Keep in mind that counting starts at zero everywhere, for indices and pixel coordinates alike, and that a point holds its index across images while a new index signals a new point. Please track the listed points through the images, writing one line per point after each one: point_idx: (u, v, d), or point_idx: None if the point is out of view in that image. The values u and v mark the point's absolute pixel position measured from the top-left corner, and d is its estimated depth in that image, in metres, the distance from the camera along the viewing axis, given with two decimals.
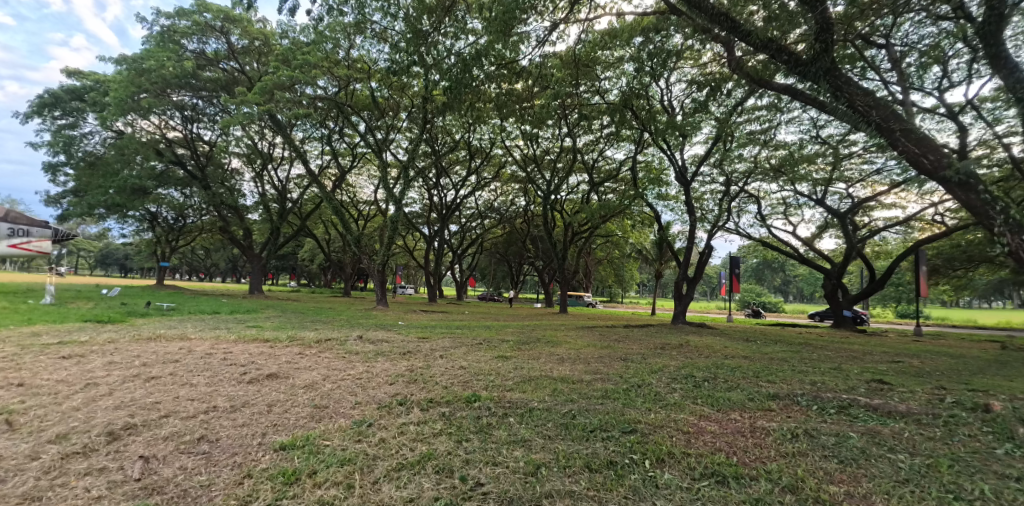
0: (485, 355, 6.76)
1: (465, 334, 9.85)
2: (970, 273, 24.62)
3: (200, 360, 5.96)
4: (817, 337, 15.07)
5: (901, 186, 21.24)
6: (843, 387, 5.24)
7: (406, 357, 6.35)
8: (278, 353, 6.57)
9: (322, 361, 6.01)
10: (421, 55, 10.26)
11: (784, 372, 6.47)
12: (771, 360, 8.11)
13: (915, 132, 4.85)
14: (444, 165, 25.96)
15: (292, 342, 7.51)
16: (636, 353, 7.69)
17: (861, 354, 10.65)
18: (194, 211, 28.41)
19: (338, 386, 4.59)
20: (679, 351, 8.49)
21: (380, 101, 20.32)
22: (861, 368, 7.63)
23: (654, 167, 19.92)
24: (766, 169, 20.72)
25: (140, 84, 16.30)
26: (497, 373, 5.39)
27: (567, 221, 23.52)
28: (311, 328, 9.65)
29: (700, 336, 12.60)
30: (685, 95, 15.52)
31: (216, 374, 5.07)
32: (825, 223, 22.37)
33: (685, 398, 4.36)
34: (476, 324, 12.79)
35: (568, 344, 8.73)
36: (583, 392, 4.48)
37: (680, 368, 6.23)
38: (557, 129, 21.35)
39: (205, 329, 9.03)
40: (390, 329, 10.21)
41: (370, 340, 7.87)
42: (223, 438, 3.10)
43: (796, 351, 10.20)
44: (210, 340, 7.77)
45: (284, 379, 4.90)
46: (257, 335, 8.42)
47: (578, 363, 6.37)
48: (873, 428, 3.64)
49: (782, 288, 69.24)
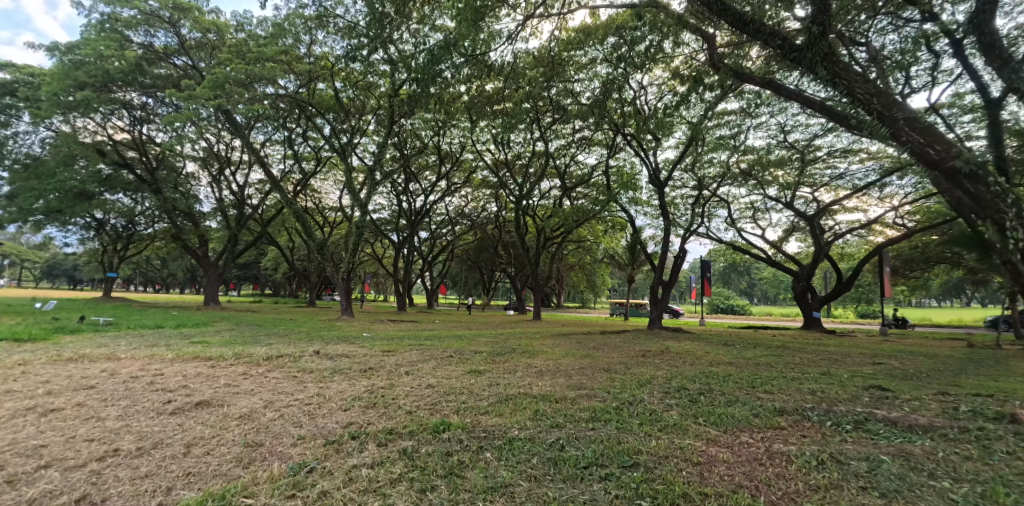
0: (456, 370, 6.10)
1: (435, 345, 9.17)
2: (928, 274, 25.40)
3: (122, 385, 5.11)
4: (792, 339, 14.95)
5: (863, 190, 21.73)
6: (847, 397, 4.85)
7: (368, 375, 5.64)
8: (218, 373, 5.74)
9: (268, 383, 5.25)
10: (383, 47, 9.64)
11: (778, 380, 6.04)
12: (757, 366, 7.75)
13: (919, 121, 4.54)
14: (413, 169, 25.19)
15: (237, 360, 6.67)
16: (618, 363, 7.19)
17: (839, 356, 10.50)
18: (144, 217, 26.66)
19: (283, 414, 3.89)
20: (662, 359, 8.04)
21: (346, 102, 19.43)
22: (850, 373, 7.29)
23: (626, 171, 19.71)
24: (736, 173, 20.79)
25: (79, 79, 15.01)
26: (469, 392, 4.76)
27: (540, 226, 23.04)
28: (265, 342, 8.78)
29: (678, 341, 12.26)
30: (658, 97, 15.32)
31: (132, 404, 4.25)
32: (793, 227, 22.63)
33: (684, 416, 3.85)
34: (446, 334, 12.08)
35: (546, 354, 8.18)
36: (569, 413, 3.88)
37: (668, 378, 5.73)
38: (529, 133, 20.94)
39: (141, 346, 8.06)
40: (353, 342, 9.43)
41: (328, 356, 7.10)
42: (111, 498, 2.40)
43: (777, 355, 9.94)
44: (142, 359, 6.83)
45: (217, 407, 4.15)
46: (200, 352, 7.52)
47: (559, 376, 5.80)
48: (903, 449, 3.19)
49: (747, 291, 70.85)
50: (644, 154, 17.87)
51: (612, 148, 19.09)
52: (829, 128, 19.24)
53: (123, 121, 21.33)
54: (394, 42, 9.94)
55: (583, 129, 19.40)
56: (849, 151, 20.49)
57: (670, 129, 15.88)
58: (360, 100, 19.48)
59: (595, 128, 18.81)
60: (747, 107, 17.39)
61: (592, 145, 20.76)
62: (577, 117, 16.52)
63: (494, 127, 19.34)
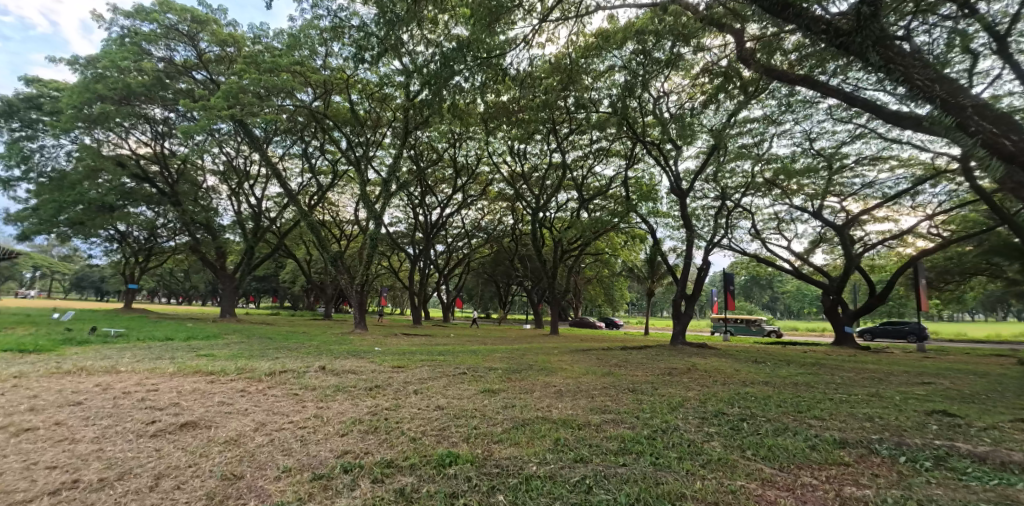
0: (468, 389, 5.64)
1: (448, 361, 8.71)
2: (965, 287, 24.17)
3: (110, 403, 4.75)
4: (825, 356, 14.12)
5: (894, 199, 20.89)
6: (911, 425, 4.26)
7: (373, 394, 5.22)
8: (215, 390, 5.37)
9: (265, 401, 4.84)
10: (394, 53, 9.41)
11: (826, 404, 5.43)
12: (795, 386, 7.14)
13: (989, 108, 4.07)
14: (429, 182, 25.03)
15: (239, 376, 6.31)
16: (643, 382, 6.64)
17: (881, 374, 9.76)
18: (165, 229, 26.94)
19: (275, 439, 3.50)
20: (691, 378, 7.45)
21: (363, 115, 19.38)
22: (902, 394, 6.61)
23: (646, 182, 19.21)
24: (760, 183, 20.11)
25: (99, 92, 15.17)
26: (482, 415, 4.30)
27: (557, 238, 22.55)
28: (273, 356, 8.45)
29: (704, 358, 11.58)
30: (676, 106, 14.83)
31: (112, 425, 3.88)
32: (820, 238, 21.79)
33: (728, 448, 3.32)
34: (461, 349, 11.61)
35: (565, 371, 7.66)
36: (595, 444, 3.39)
37: (703, 401, 5.17)
38: (545, 144, 20.61)
39: (145, 360, 7.75)
40: (363, 357, 9.02)
41: (334, 372, 6.69)
42: None
43: (814, 373, 9.25)
44: (142, 373, 6.51)
45: (204, 430, 3.75)
46: (203, 366, 7.19)
47: (580, 396, 5.32)
48: (1005, 495, 2.63)
49: (770, 305, 69.08)
50: (664, 164, 17.33)
51: (631, 159, 18.61)
52: (857, 135, 18.52)
53: (146, 135, 21.69)
54: (405, 49, 9.72)
55: (601, 139, 19.02)
56: (878, 159, 19.72)
57: (692, 137, 15.38)
58: (376, 113, 19.42)
59: (614, 138, 18.37)
60: (770, 114, 16.81)
61: (609, 156, 20.35)
62: (595, 126, 16.15)
63: (511, 138, 19.05)
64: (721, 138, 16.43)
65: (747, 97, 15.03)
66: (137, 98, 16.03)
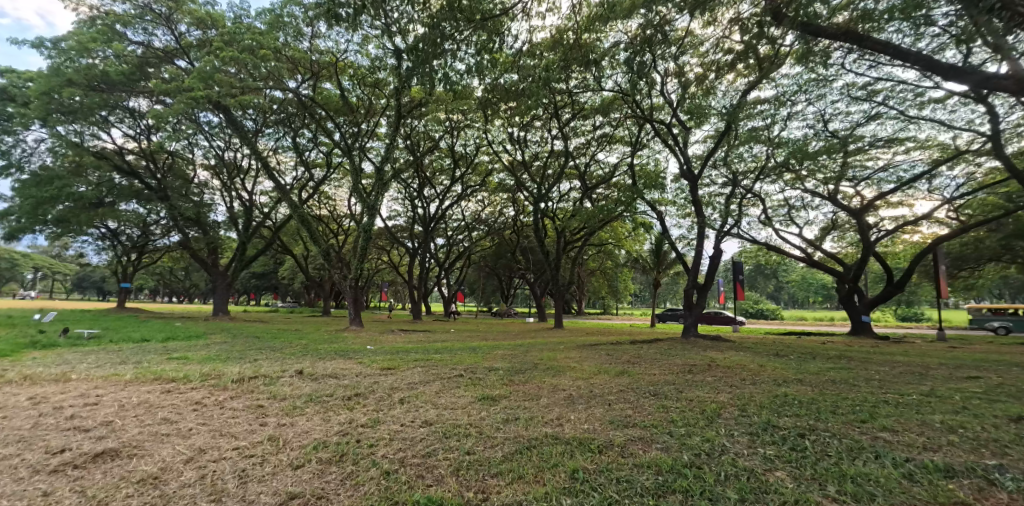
0: (464, 396, 4.84)
1: (443, 361, 7.91)
2: (982, 274, 23.35)
3: (28, 421, 3.94)
4: (846, 347, 13.33)
5: (912, 183, 20.06)
6: (1009, 438, 3.44)
7: (350, 406, 4.40)
8: (164, 403, 4.55)
9: (219, 415, 4.05)
10: (382, 23, 8.42)
11: (886, 409, 4.59)
12: (835, 385, 6.32)
13: None
14: (426, 173, 24.10)
15: (201, 383, 5.50)
16: (665, 384, 5.82)
17: (918, 368, 8.92)
18: (156, 225, 26.20)
19: (210, 475, 2.70)
20: (717, 377, 6.63)
21: (355, 103, 18.39)
22: (962, 393, 5.77)
23: (652, 169, 18.22)
24: (771, 167, 19.16)
25: (72, 78, 14.32)
26: (478, 433, 3.49)
27: (560, 228, 21.64)
28: (252, 358, 7.67)
29: (722, 351, 10.77)
30: (684, 86, 13.86)
31: (10, 456, 3.08)
32: (833, 224, 20.85)
33: (804, 483, 2.52)
34: (460, 346, 10.81)
35: (575, 371, 6.85)
36: (627, 479, 2.57)
37: (742, 408, 4.33)
38: (546, 131, 19.66)
39: (107, 365, 6.95)
40: (351, 357, 8.23)
41: (313, 376, 5.90)
42: None
43: (847, 368, 8.42)
44: (93, 382, 5.72)
45: (122, 463, 2.96)
46: (167, 371, 6.40)
47: (596, 404, 4.50)
48: None
49: (774, 295, 68.44)
50: (671, 147, 16.33)
51: (636, 145, 17.64)
52: (872, 116, 17.63)
53: (131, 128, 20.83)
54: (391, 21, 8.78)
55: (605, 124, 18.12)
56: (894, 141, 18.86)
57: (702, 117, 14.44)
58: (369, 100, 18.43)
59: (619, 122, 17.44)
60: (781, 95, 15.90)
61: (613, 143, 19.48)
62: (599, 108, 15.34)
63: (511, 120, 18.11)
64: (731, 119, 15.51)
65: (756, 75, 14.12)
66: (113, 85, 15.15)
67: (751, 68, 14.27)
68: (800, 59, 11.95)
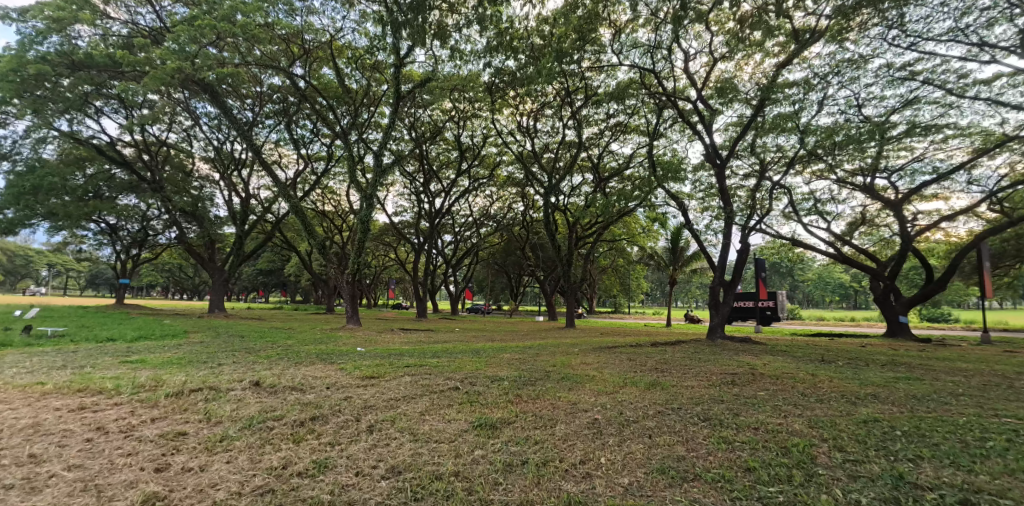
0: (456, 421, 3.66)
1: (440, 367, 6.76)
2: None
3: None
4: (895, 351, 11.93)
5: (952, 175, 18.56)
6: None
7: (298, 436, 3.24)
8: (53, 430, 3.39)
9: (111, 453, 2.92)
10: None
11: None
12: (920, 402, 5.04)
13: None
14: (432, 165, 23.02)
15: (129, 397, 4.37)
16: (710, 402, 4.58)
17: (998, 379, 7.58)
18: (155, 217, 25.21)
19: None
20: (770, 391, 5.40)
21: (354, 89, 17.33)
22: None
23: (671, 159, 16.86)
24: (800, 157, 17.67)
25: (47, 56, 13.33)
26: (464, 492, 2.31)
27: (572, 223, 20.24)
28: (216, 362, 6.55)
29: (759, 355, 9.52)
30: (709, 67, 12.57)
31: None
32: (863, 219, 19.42)
33: None
34: (462, 349, 9.65)
35: (596, 381, 5.64)
36: None
37: (838, 447, 3.09)
38: (557, 119, 18.39)
39: (43, 370, 5.88)
40: (335, 362, 7.11)
41: (272, 388, 4.76)
42: None
43: (916, 378, 7.13)
44: (2, 392, 4.62)
45: None
46: (102, 379, 5.28)
47: (632, 435, 3.31)
48: None
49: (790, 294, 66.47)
50: (694, 133, 14.91)
51: (654, 132, 16.28)
52: (909, 100, 16.21)
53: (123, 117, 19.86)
54: None
55: (619, 112, 16.92)
56: (931, 128, 17.46)
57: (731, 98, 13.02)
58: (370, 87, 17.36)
59: (634, 109, 16.29)
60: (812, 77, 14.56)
61: (628, 133, 18.23)
62: (616, 93, 13.97)
63: (519, 106, 16.91)
64: (760, 101, 14.13)
65: (787, 53, 12.81)
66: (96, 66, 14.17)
67: (782, 46, 12.92)
68: (837, 33, 10.67)
